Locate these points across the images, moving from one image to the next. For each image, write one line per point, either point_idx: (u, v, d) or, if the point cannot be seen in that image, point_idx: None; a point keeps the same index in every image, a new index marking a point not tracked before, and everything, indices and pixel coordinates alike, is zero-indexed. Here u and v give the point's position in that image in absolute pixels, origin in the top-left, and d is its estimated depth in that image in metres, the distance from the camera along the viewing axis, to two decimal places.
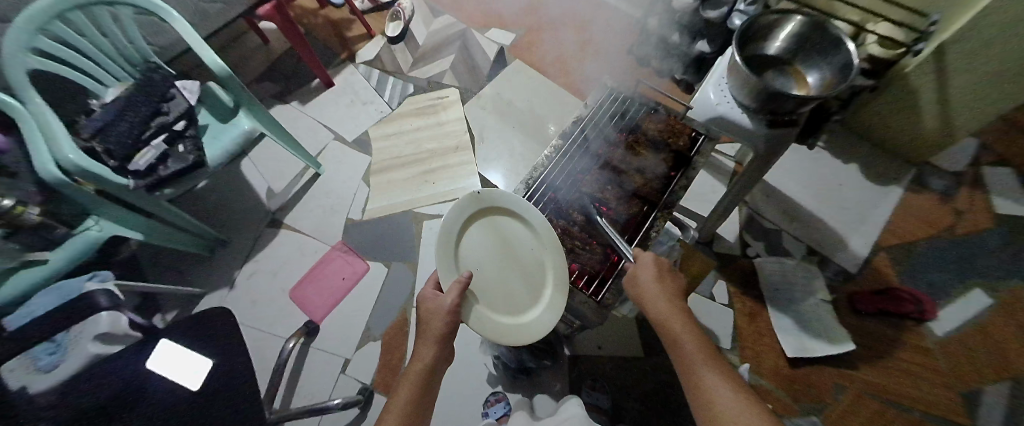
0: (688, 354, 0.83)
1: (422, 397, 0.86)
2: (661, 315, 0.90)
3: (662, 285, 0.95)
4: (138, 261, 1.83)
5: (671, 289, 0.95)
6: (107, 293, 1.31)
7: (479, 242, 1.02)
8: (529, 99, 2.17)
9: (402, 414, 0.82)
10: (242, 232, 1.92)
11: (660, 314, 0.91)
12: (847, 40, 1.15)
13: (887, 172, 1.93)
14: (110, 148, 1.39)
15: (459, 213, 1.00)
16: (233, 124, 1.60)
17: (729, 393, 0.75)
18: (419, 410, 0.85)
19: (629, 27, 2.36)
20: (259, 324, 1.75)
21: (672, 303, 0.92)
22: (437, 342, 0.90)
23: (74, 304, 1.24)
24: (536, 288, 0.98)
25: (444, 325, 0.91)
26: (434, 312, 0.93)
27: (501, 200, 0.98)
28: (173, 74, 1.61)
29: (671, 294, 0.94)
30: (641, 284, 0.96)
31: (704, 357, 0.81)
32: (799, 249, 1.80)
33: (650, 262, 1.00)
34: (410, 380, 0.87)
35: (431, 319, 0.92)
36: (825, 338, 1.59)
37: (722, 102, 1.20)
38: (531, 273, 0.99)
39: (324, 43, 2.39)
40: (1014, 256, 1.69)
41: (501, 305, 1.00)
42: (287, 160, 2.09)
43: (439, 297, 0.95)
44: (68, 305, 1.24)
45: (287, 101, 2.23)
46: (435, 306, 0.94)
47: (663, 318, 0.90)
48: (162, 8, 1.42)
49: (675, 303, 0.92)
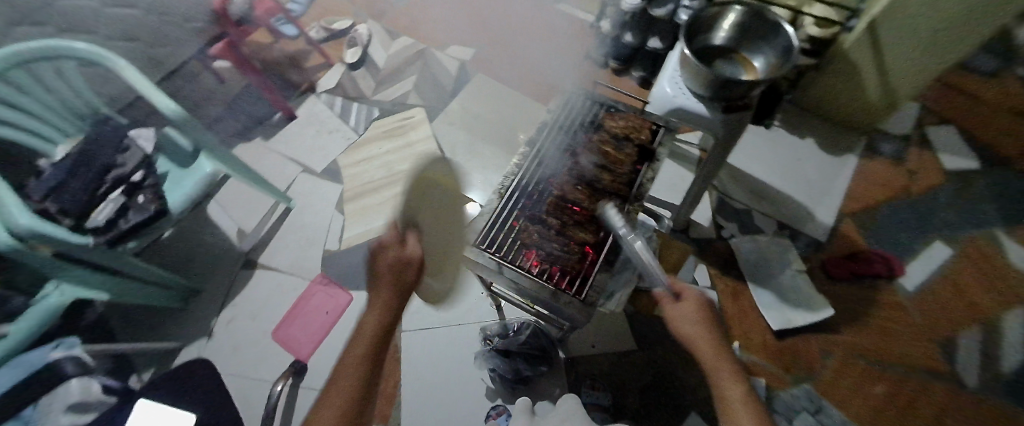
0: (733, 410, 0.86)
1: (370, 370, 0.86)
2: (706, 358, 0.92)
3: (707, 325, 0.95)
4: (105, 321, 1.73)
5: (713, 328, 0.95)
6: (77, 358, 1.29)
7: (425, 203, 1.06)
8: (494, 110, 2.20)
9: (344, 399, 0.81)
10: (215, 276, 1.86)
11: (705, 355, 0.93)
12: (785, 24, 1.22)
13: (842, 143, 2.02)
14: (65, 207, 1.35)
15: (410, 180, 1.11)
16: (196, 168, 1.56)
17: None
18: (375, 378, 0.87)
19: (583, 30, 2.43)
20: (243, 369, 1.68)
21: (718, 347, 0.93)
22: (392, 291, 0.91)
23: None
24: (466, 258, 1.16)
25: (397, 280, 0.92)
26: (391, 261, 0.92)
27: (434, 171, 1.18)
28: (123, 123, 1.54)
29: (716, 337, 0.94)
30: (682, 323, 0.97)
31: (747, 410, 0.84)
32: (771, 225, 1.86)
33: (695, 300, 0.98)
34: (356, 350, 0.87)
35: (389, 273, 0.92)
36: (806, 307, 1.65)
37: (677, 93, 1.25)
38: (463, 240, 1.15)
39: (282, 76, 2.35)
40: (963, 209, 1.81)
41: (442, 269, 1.07)
42: (255, 200, 2.04)
43: (400, 247, 0.94)
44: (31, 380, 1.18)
45: (250, 137, 2.18)
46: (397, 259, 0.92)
47: (714, 368, 0.92)
48: (107, 57, 1.35)
49: (718, 345, 0.93)
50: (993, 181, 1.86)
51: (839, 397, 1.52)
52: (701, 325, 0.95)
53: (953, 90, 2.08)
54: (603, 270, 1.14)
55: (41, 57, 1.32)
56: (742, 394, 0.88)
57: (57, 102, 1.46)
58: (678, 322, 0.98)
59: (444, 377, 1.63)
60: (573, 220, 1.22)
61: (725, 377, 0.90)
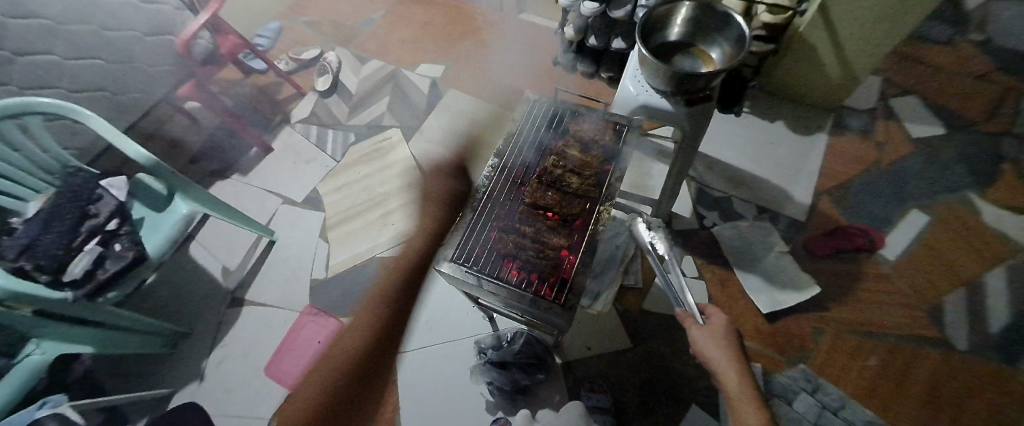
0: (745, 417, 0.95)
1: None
2: (723, 372, 1.01)
3: (729, 348, 1.04)
4: (92, 375, 1.69)
5: (732, 343, 1.05)
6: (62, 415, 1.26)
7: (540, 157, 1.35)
8: (470, 124, 2.22)
9: None
10: (203, 318, 1.84)
11: (723, 366, 1.02)
12: (734, 14, 1.27)
13: (811, 122, 2.06)
14: (41, 263, 1.33)
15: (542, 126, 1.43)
16: (171, 211, 1.55)
17: None
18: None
19: (549, 37, 2.48)
20: (238, 410, 1.65)
21: (736, 359, 1.03)
22: None
23: None
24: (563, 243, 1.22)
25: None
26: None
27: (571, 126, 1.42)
28: (97, 173, 1.54)
29: (737, 357, 1.03)
30: (701, 344, 1.05)
31: (756, 415, 0.94)
32: (751, 209, 1.88)
33: (722, 325, 1.08)
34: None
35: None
36: (793, 288, 1.67)
37: (640, 90, 1.34)
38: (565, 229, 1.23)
39: (255, 110, 2.35)
40: (934, 174, 1.86)
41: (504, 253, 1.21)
42: (237, 236, 2.03)
43: None
44: None
45: (228, 174, 2.17)
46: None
47: (731, 389, 0.99)
48: (74, 109, 1.33)
49: (738, 361, 1.02)
50: (960, 145, 1.91)
51: (836, 373, 1.53)
52: (720, 344, 1.04)
53: (912, 60, 2.13)
54: (580, 273, 1.15)
55: (9, 116, 1.29)
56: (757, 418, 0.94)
57: (24, 160, 1.42)
58: (699, 341, 1.06)
59: (442, 395, 1.61)
60: (547, 226, 1.23)
61: (742, 399, 0.97)
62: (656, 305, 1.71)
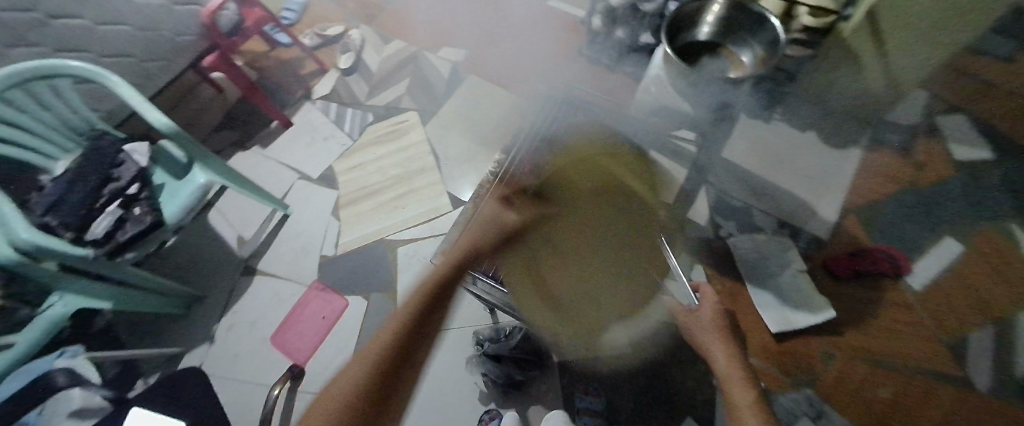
0: (733, 390, 1.10)
1: (408, 345, 0.81)
2: (710, 352, 1.22)
3: (723, 336, 1.24)
4: (113, 328, 1.78)
5: (728, 337, 1.23)
6: (68, 372, 1.34)
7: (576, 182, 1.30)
8: (488, 112, 2.19)
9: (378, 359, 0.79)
10: (216, 284, 1.90)
11: (713, 348, 1.22)
12: (770, 18, 1.19)
13: (842, 135, 1.91)
14: (65, 220, 1.37)
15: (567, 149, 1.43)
16: (189, 179, 1.57)
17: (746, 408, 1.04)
18: (418, 330, 0.83)
19: (575, 27, 2.40)
20: (244, 374, 1.72)
21: (727, 339, 1.23)
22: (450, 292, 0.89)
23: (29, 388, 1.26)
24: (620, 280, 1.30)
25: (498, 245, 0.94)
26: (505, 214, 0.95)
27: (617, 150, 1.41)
28: (121, 138, 1.59)
29: (727, 340, 1.23)
30: (699, 331, 1.29)
31: (743, 384, 1.10)
32: (770, 222, 1.80)
33: (712, 314, 1.30)
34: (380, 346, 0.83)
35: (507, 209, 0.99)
36: (806, 308, 1.60)
37: (660, 93, 1.33)
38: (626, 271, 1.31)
39: (278, 84, 2.38)
40: (977, 200, 1.72)
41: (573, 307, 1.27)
42: (253, 207, 2.08)
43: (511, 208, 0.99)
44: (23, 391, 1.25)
45: (248, 146, 2.21)
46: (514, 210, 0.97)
47: (722, 370, 1.16)
48: (101, 74, 1.36)
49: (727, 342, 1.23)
50: None
51: (841, 400, 1.48)
52: (717, 332, 1.25)
53: None
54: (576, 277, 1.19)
55: (41, 77, 1.34)
56: (748, 398, 1.06)
57: (55, 120, 1.47)
58: (700, 331, 1.29)
59: (437, 381, 1.63)
60: None
61: (728, 377, 1.13)
62: None
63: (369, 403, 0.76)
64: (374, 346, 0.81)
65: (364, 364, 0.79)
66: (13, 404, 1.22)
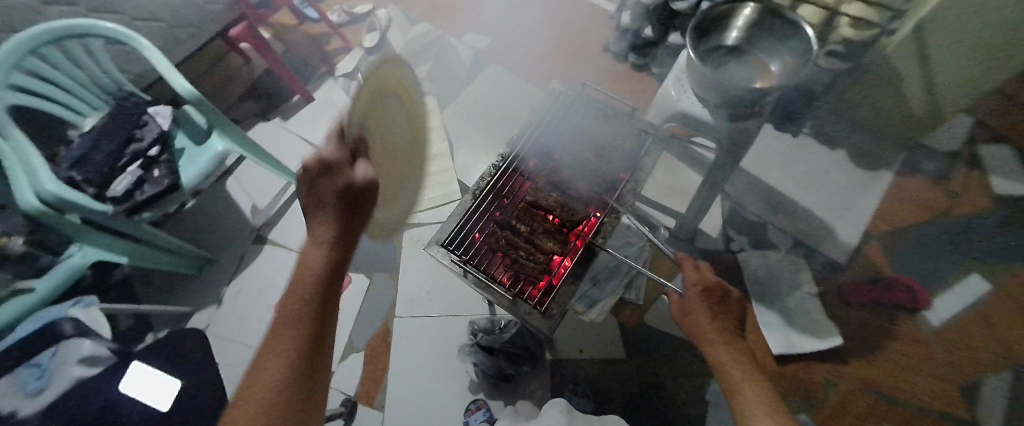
0: (733, 372, 0.89)
1: (316, 324, 0.77)
2: (704, 334, 0.99)
3: (716, 314, 1.02)
4: (130, 282, 1.87)
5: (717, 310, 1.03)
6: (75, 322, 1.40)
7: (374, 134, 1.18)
8: (505, 103, 2.16)
9: (286, 357, 0.72)
10: (228, 249, 1.96)
11: (701, 323, 1.01)
12: (805, 25, 1.13)
13: (876, 158, 1.85)
14: (88, 177, 1.44)
15: (363, 93, 1.13)
16: (207, 146, 1.60)
17: (755, 399, 0.83)
18: (326, 305, 0.80)
19: (603, 21, 2.34)
20: (246, 340, 1.78)
21: (717, 314, 1.03)
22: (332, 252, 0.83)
23: (41, 332, 1.35)
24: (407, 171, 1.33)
25: (340, 254, 0.85)
26: (319, 223, 0.85)
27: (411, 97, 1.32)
28: (146, 101, 1.63)
29: (718, 313, 1.03)
30: (692, 306, 1.05)
31: (741, 365, 0.90)
32: (786, 242, 1.78)
33: (699, 282, 1.09)
34: (279, 340, 0.74)
35: (319, 207, 0.86)
36: (812, 332, 1.51)
37: (681, 97, 1.35)
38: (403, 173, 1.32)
39: (304, 59, 2.41)
40: None
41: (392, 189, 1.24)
42: (269, 178, 2.12)
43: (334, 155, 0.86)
44: (36, 333, 1.35)
45: (270, 118, 2.26)
46: (341, 182, 0.84)
47: (711, 343, 0.96)
48: (132, 36, 1.41)
49: (727, 327, 1.00)
50: None
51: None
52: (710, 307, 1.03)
53: None
54: (567, 283, 1.20)
55: (74, 35, 1.39)
56: (748, 382, 0.87)
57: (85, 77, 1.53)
58: (689, 307, 1.07)
59: (430, 366, 1.65)
60: (544, 228, 1.31)
61: (725, 354, 0.93)
62: (658, 321, 1.64)
63: (298, 389, 0.71)
64: (280, 348, 0.72)
65: (276, 371, 0.70)
66: (24, 344, 1.32)
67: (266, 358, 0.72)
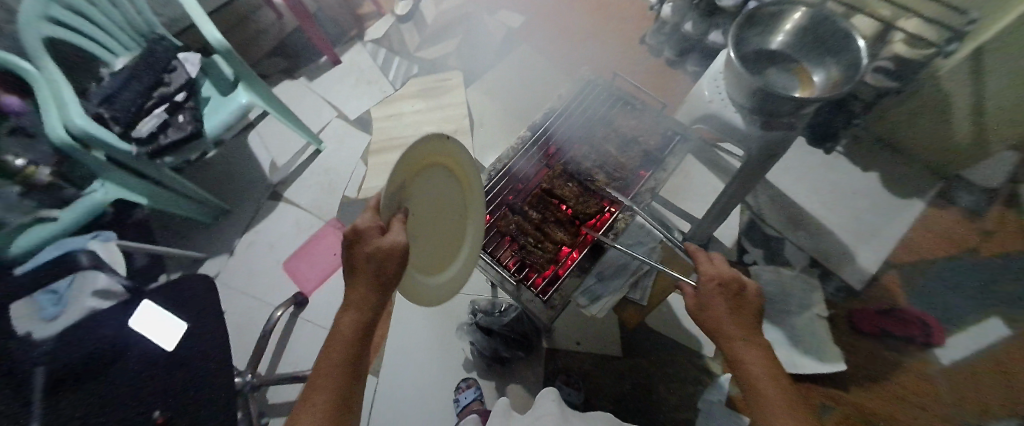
0: (765, 389, 0.83)
1: (357, 350, 0.79)
2: (728, 339, 0.90)
3: (738, 313, 0.93)
4: (149, 223, 1.92)
5: (739, 309, 0.93)
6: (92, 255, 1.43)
7: (417, 209, 0.89)
8: (531, 87, 2.12)
9: (333, 381, 0.76)
10: (244, 202, 1.99)
11: (721, 322, 0.92)
12: (857, 36, 1.08)
13: (908, 185, 1.77)
14: (115, 114, 1.46)
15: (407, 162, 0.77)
16: (232, 98, 1.61)
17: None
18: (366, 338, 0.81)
19: (641, 12, 2.26)
20: (254, 292, 1.82)
21: (739, 313, 0.93)
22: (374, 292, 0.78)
23: (60, 260, 1.39)
24: (456, 231, 1.04)
25: (381, 302, 0.80)
26: (358, 272, 0.79)
27: (459, 154, 0.95)
28: (177, 46, 1.65)
29: (740, 309, 0.93)
30: (712, 305, 0.95)
31: (773, 384, 0.83)
32: (799, 257, 1.73)
33: (717, 274, 0.97)
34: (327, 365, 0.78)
35: (355, 270, 0.79)
36: (816, 356, 1.47)
37: (714, 98, 1.31)
38: (456, 231, 1.05)
39: (334, 21, 2.39)
40: None
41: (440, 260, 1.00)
42: (290, 136, 2.14)
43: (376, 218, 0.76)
44: (56, 261, 1.39)
45: (296, 77, 2.26)
46: (368, 252, 0.73)
47: (737, 349, 0.88)
48: None
49: (750, 330, 0.91)
50: None
51: None
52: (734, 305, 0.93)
53: None
54: (573, 275, 1.21)
55: None
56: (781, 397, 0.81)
57: (120, 17, 1.57)
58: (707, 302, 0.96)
59: (427, 340, 1.67)
60: (556, 217, 1.29)
61: (751, 364, 0.86)
62: (659, 323, 1.64)
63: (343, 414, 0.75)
64: (326, 370, 0.77)
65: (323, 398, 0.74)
66: (49, 270, 1.37)
67: (315, 384, 0.76)
